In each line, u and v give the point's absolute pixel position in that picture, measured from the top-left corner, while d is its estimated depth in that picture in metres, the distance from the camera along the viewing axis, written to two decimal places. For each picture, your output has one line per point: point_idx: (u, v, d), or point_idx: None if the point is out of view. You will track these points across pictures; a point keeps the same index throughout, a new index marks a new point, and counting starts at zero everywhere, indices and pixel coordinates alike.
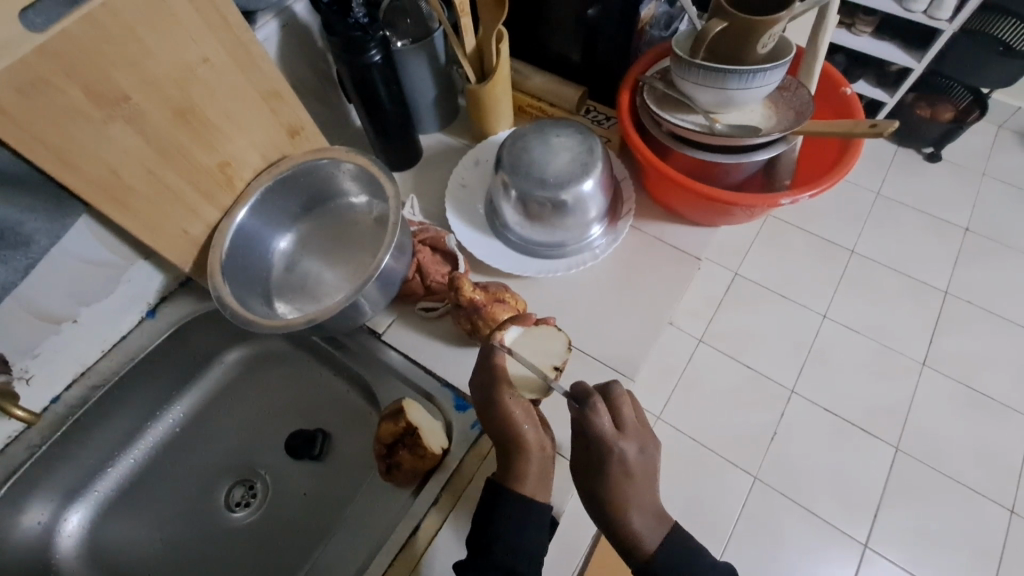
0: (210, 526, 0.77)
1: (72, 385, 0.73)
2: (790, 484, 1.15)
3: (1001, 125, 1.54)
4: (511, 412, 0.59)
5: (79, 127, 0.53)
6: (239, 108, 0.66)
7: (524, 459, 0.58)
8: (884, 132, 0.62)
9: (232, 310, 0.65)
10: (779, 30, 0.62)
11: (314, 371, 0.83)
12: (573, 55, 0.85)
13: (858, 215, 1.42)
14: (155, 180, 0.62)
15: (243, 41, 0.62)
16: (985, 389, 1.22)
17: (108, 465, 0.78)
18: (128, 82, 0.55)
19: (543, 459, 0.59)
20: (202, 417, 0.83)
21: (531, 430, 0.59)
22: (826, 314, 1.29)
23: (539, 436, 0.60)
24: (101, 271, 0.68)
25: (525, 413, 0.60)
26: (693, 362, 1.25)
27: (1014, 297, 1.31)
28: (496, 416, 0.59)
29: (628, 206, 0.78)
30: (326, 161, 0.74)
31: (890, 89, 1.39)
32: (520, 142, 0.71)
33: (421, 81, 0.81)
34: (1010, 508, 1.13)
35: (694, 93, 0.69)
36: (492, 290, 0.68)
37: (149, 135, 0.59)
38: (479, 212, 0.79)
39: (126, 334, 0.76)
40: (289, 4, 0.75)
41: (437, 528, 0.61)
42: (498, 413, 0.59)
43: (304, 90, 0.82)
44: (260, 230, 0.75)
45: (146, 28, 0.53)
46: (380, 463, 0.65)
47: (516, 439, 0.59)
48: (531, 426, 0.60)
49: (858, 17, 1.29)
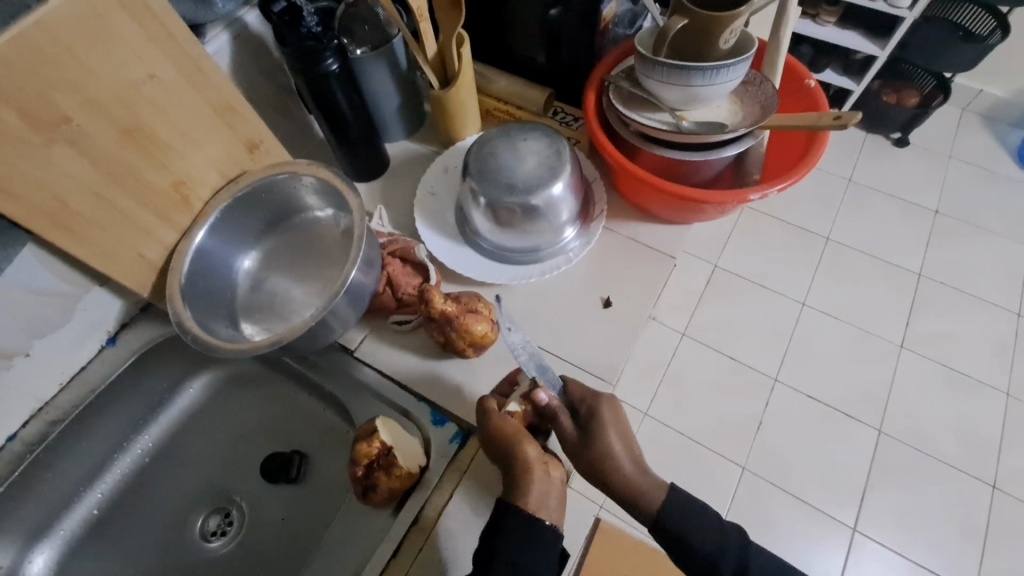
0: (186, 559, 0.75)
1: (29, 421, 0.69)
2: (776, 472, 1.15)
3: (965, 108, 1.57)
4: (512, 438, 0.58)
5: (17, 152, 0.51)
6: (191, 125, 0.63)
7: (525, 478, 0.57)
8: (849, 124, 0.60)
9: (193, 334, 0.62)
10: (740, 25, 0.62)
11: (288, 392, 0.80)
12: (538, 56, 0.84)
13: (831, 203, 1.43)
14: (105, 205, 0.60)
15: (192, 54, 0.60)
16: (962, 367, 1.24)
17: (71, 504, 0.74)
18: (68, 103, 0.52)
19: (546, 478, 0.59)
20: (173, 447, 0.80)
21: (531, 449, 0.58)
22: (805, 301, 1.30)
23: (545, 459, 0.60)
24: (53, 301, 0.65)
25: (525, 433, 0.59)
26: (676, 357, 1.25)
27: (984, 276, 1.33)
28: (504, 453, 0.58)
29: (600, 207, 0.77)
30: (285, 175, 0.72)
31: (856, 77, 1.40)
32: (485, 147, 0.70)
33: (383, 88, 0.79)
34: (992, 484, 1.14)
35: (660, 92, 0.68)
36: (464, 301, 0.66)
37: (94, 157, 0.56)
38: (450, 221, 0.78)
39: (84, 365, 0.72)
40: (240, 16, 0.73)
41: (424, 541, 0.60)
42: (502, 444, 0.58)
43: (261, 102, 0.80)
44: (221, 250, 0.73)
45: (82, 46, 0.51)
46: (355, 486, 0.63)
47: (517, 463, 0.57)
48: (534, 450, 0.59)
49: (822, 7, 1.31)
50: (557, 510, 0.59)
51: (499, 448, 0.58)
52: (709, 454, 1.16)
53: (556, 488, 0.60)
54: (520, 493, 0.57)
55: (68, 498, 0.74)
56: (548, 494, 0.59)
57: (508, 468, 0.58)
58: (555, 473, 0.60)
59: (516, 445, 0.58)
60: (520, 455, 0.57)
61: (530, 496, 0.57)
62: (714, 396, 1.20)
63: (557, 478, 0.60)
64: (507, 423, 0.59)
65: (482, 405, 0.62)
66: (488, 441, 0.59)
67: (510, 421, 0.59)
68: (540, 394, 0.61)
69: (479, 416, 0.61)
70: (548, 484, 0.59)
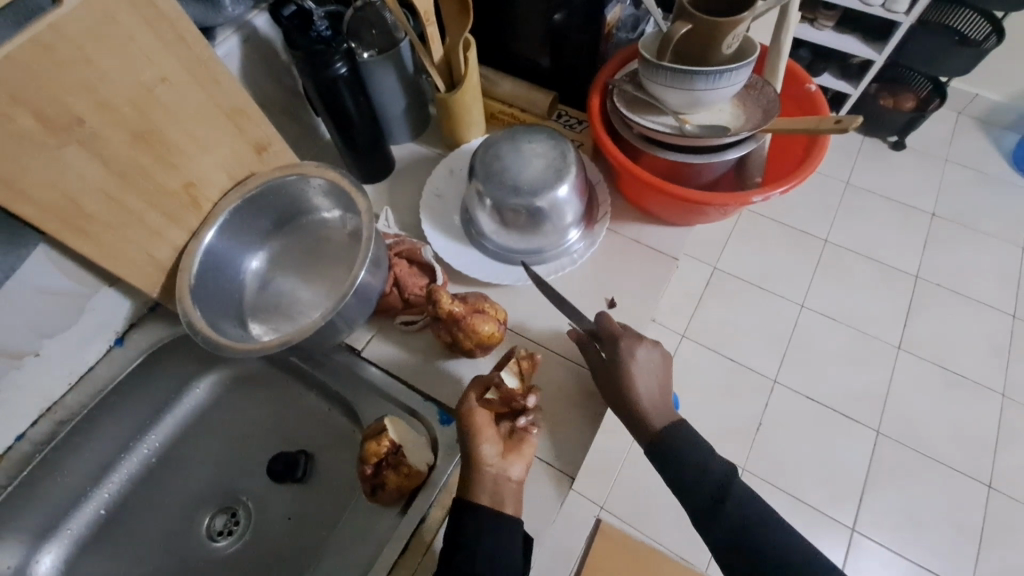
0: (192, 558, 0.75)
1: (38, 420, 0.69)
2: (775, 472, 1.16)
3: (960, 112, 1.59)
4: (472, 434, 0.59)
5: (31, 154, 0.51)
6: (201, 127, 0.64)
7: (476, 476, 0.58)
8: (849, 128, 0.62)
9: (203, 334, 0.63)
10: (742, 31, 0.63)
11: (294, 392, 0.81)
12: (542, 60, 0.85)
13: (828, 206, 1.44)
14: (115, 206, 0.60)
15: (202, 57, 0.60)
16: (958, 369, 1.25)
17: (79, 503, 0.75)
18: (81, 105, 0.53)
19: (498, 479, 0.58)
20: (180, 447, 0.81)
21: (488, 448, 0.59)
22: (803, 303, 1.31)
23: (501, 459, 0.59)
24: (63, 302, 0.65)
25: (487, 430, 0.60)
26: (677, 358, 1.26)
27: (981, 278, 1.35)
28: (462, 445, 0.60)
29: (604, 210, 0.78)
30: (294, 177, 0.73)
31: (853, 80, 1.42)
32: (491, 150, 0.71)
33: (389, 91, 0.80)
34: (988, 483, 1.15)
35: (663, 96, 0.69)
36: (471, 301, 0.67)
37: (106, 159, 0.57)
38: (455, 222, 0.79)
39: (93, 365, 0.73)
40: (249, 19, 0.74)
41: (431, 540, 0.61)
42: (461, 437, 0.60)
43: (269, 104, 0.80)
44: (229, 251, 0.73)
45: (95, 50, 0.51)
46: (363, 485, 0.63)
47: (469, 458, 0.59)
48: (490, 448, 0.59)
49: (819, 11, 1.32)
50: (515, 503, 0.59)
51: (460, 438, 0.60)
52: None
53: (512, 488, 0.59)
54: (471, 488, 0.58)
55: (75, 497, 0.74)
56: (501, 493, 0.58)
57: (469, 460, 0.59)
58: (512, 471, 0.59)
59: (474, 440, 0.59)
60: (473, 451, 0.59)
61: (478, 496, 0.57)
62: (713, 397, 1.22)
63: (514, 477, 0.59)
64: (475, 420, 0.60)
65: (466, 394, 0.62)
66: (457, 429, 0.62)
67: (481, 415, 0.60)
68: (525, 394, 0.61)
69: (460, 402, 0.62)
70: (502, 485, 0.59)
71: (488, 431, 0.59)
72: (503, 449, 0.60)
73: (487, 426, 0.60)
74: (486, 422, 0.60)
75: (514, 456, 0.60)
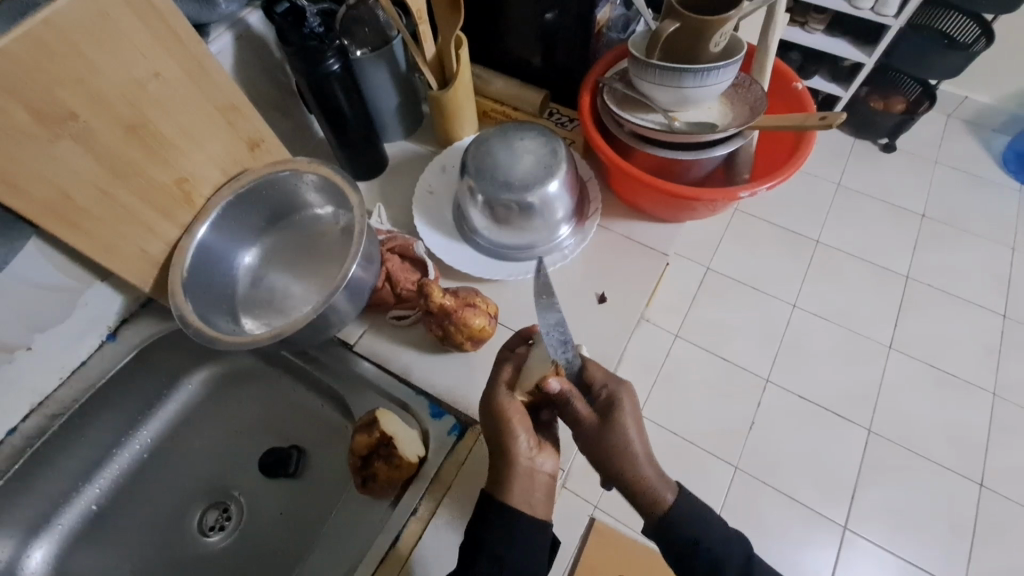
0: (183, 553, 0.76)
1: (29, 415, 0.69)
2: (767, 471, 1.17)
3: (950, 115, 1.61)
4: (513, 433, 0.56)
5: (21, 145, 0.51)
6: (194, 122, 0.64)
7: (511, 472, 0.55)
8: (834, 124, 0.62)
9: (195, 328, 0.63)
10: (730, 29, 0.64)
11: (287, 388, 0.81)
12: (534, 58, 0.86)
13: (820, 206, 1.46)
14: (108, 200, 0.60)
15: (196, 53, 0.61)
16: (947, 367, 1.27)
17: (69, 498, 0.75)
18: (74, 99, 0.53)
19: (532, 472, 0.56)
20: (172, 442, 0.81)
21: (522, 440, 0.56)
22: (795, 303, 1.32)
23: (535, 451, 0.57)
24: (55, 296, 0.66)
25: (523, 421, 0.57)
26: (670, 357, 1.27)
27: (971, 278, 1.36)
28: (496, 439, 0.57)
29: (595, 206, 0.79)
30: (287, 173, 0.73)
31: (844, 83, 1.44)
32: (482, 147, 0.72)
33: (382, 89, 0.81)
34: (978, 481, 1.17)
35: (652, 93, 0.70)
36: (462, 295, 0.68)
37: (100, 153, 0.58)
38: (447, 218, 0.79)
39: (85, 360, 0.72)
40: (242, 17, 0.74)
41: (417, 537, 0.61)
42: (497, 432, 0.57)
43: (262, 101, 0.81)
44: (222, 246, 0.74)
45: (90, 44, 0.52)
46: (355, 477, 0.64)
47: (502, 454, 0.56)
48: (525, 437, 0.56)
49: (810, 15, 1.34)
50: (545, 499, 0.57)
51: (495, 430, 0.57)
52: (701, 453, 1.18)
53: (542, 485, 0.57)
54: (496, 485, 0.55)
55: (66, 492, 0.74)
56: (532, 490, 0.56)
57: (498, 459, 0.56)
58: (544, 463, 0.57)
59: (510, 435, 0.56)
60: (510, 445, 0.56)
61: (511, 497, 0.54)
62: (705, 396, 1.23)
63: (546, 470, 0.57)
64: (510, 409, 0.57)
65: (501, 386, 0.59)
66: (487, 421, 0.58)
67: (515, 405, 0.57)
68: (551, 382, 0.55)
69: (489, 390, 0.59)
70: (534, 482, 0.56)
71: (523, 422, 0.57)
72: (534, 441, 0.58)
73: (522, 418, 0.57)
74: (521, 413, 0.57)
75: (545, 449, 0.58)
